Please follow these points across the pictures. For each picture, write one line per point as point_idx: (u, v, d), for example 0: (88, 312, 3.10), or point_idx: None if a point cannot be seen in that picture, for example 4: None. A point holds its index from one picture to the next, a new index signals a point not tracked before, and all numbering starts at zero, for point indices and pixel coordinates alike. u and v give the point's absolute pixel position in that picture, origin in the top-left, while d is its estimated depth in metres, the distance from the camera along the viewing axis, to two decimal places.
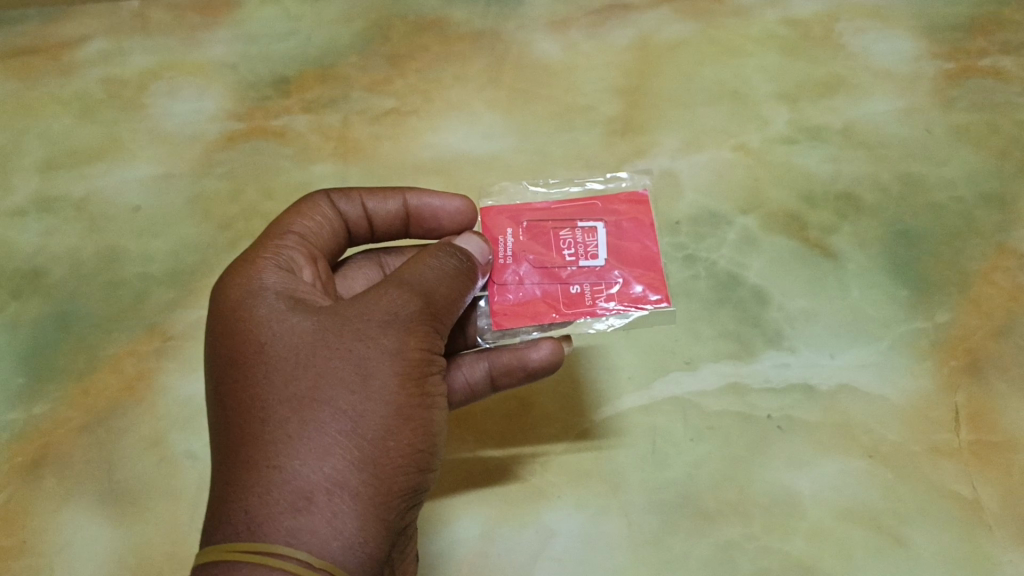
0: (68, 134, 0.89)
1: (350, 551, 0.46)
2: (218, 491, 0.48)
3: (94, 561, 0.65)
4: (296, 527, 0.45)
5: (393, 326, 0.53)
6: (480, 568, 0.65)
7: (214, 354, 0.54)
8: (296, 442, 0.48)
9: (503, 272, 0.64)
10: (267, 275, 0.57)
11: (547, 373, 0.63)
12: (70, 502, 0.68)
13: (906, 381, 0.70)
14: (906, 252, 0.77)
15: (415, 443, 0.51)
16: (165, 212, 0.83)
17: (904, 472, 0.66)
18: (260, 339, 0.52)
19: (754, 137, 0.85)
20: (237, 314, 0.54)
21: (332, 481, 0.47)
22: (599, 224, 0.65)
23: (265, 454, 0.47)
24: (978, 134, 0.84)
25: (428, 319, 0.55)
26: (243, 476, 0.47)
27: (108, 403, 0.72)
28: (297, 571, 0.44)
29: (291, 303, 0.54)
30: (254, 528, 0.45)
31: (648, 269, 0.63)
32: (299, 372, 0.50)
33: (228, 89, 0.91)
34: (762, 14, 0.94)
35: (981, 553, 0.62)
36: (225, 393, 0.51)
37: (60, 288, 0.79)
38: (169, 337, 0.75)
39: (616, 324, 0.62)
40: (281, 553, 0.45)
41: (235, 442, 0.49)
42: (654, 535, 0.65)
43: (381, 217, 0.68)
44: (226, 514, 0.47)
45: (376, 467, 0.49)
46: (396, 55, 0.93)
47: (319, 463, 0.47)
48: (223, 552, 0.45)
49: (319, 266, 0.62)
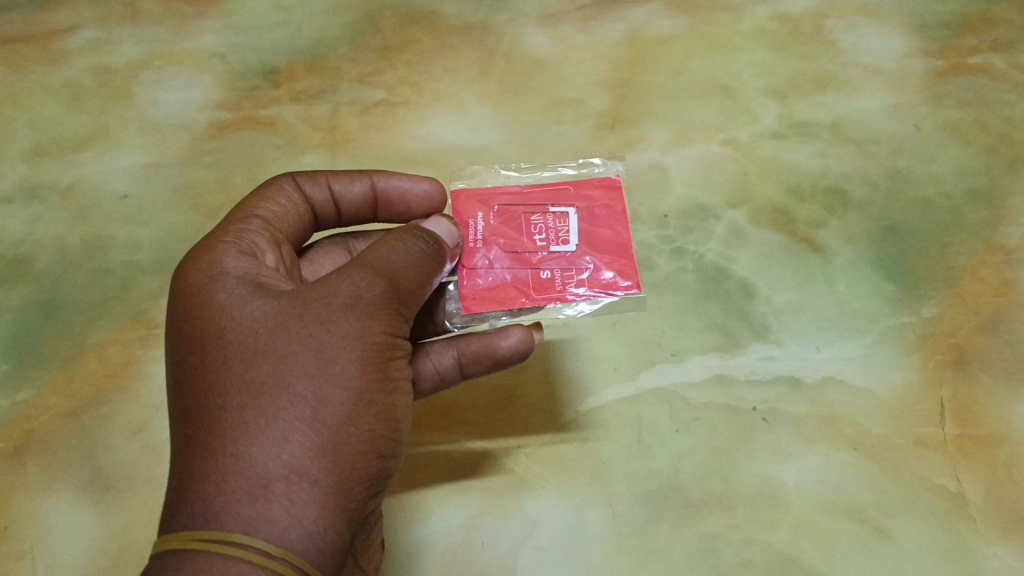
0: (56, 121, 0.89)
1: (308, 538, 0.46)
2: (177, 478, 0.48)
3: (75, 548, 0.65)
4: (252, 516, 0.45)
5: (355, 309, 0.52)
6: (463, 557, 0.65)
7: (174, 340, 0.53)
8: (253, 429, 0.47)
9: (473, 256, 0.64)
10: (229, 261, 0.56)
11: (516, 360, 0.63)
12: (53, 489, 0.67)
13: (891, 374, 0.70)
14: (892, 247, 0.77)
15: (377, 429, 0.51)
16: (153, 200, 0.83)
17: (889, 465, 0.66)
18: (220, 325, 0.52)
19: (743, 132, 0.85)
20: (198, 299, 0.54)
21: (290, 468, 0.47)
22: (570, 210, 0.66)
23: (223, 442, 0.47)
24: (967, 131, 0.84)
25: (393, 302, 0.54)
26: (201, 463, 0.47)
27: (93, 389, 0.72)
28: (254, 559, 0.45)
29: (252, 288, 0.54)
30: (210, 517, 0.46)
31: (619, 256, 0.64)
32: (258, 359, 0.50)
33: (217, 79, 0.91)
34: (753, 10, 0.94)
35: (966, 547, 0.63)
36: (185, 380, 0.51)
37: (46, 275, 0.79)
38: (153, 325, 0.75)
39: (586, 309, 0.63)
40: (237, 542, 0.45)
41: (193, 429, 0.49)
42: (638, 526, 0.65)
43: (347, 200, 0.67)
44: (184, 502, 0.47)
45: (337, 454, 0.48)
46: (386, 47, 0.93)
47: (276, 451, 0.47)
48: (179, 541, 0.46)
49: (283, 250, 0.62)
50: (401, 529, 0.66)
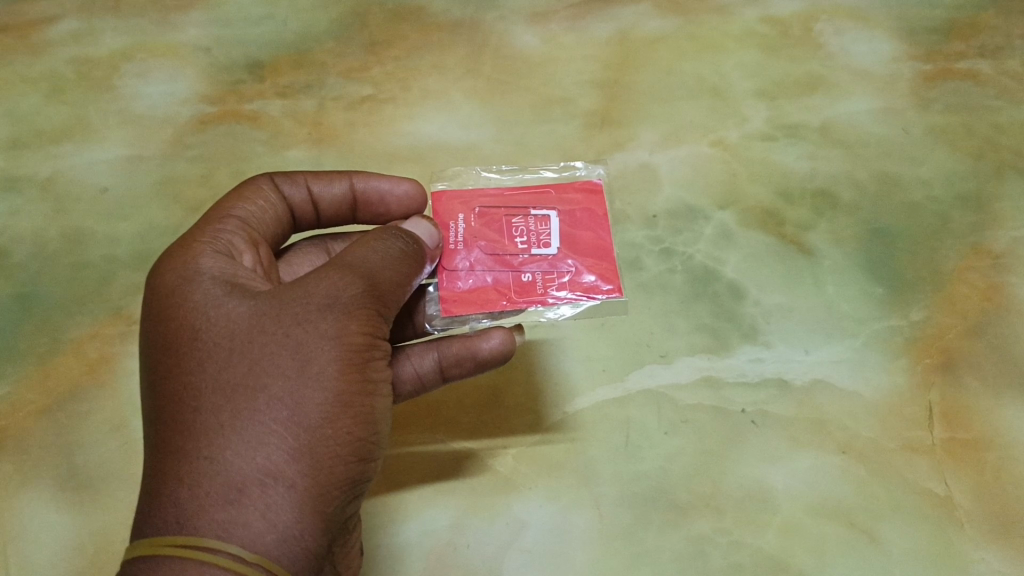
0: (35, 112, 0.87)
1: (284, 543, 0.45)
2: (149, 483, 0.46)
3: (50, 548, 0.63)
4: (227, 520, 0.44)
5: (333, 310, 0.50)
6: (449, 559, 0.63)
7: (146, 339, 0.51)
8: (228, 432, 0.46)
9: (453, 258, 0.63)
10: (204, 260, 0.54)
11: (497, 363, 0.61)
12: (28, 487, 0.66)
13: (880, 377, 0.70)
14: (880, 250, 0.77)
15: (356, 432, 0.49)
16: (134, 194, 0.81)
17: (878, 468, 0.66)
18: (194, 325, 0.50)
19: (732, 133, 0.85)
20: (172, 298, 0.52)
21: (266, 471, 0.45)
22: (551, 213, 0.65)
23: (196, 444, 0.46)
24: (954, 135, 0.84)
25: (372, 302, 0.52)
26: (173, 467, 0.46)
27: (72, 385, 0.70)
28: (228, 565, 0.43)
29: (228, 288, 0.52)
30: (183, 521, 0.44)
31: (601, 259, 0.63)
32: (234, 359, 0.48)
33: (201, 72, 0.89)
34: (742, 12, 0.94)
35: (954, 551, 0.62)
36: (157, 381, 0.49)
37: (23, 268, 0.77)
38: (134, 321, 0.74)
39: (567, 313, 0.62)
40: (211, 547, 0.43)
41: (165, 432, 0.47)
42: (626, 528, 0.64)
43: (327, 201, 0.66)
44: (155, 506, 0.45)
45: (314, 457, 0.47)
46: (373, 43, 0.92)
47: (251, 453, 0.45)
48: (151, 547, 0.44)
49: (262, 250, 0.60)
50: (386, 531, 0.65)
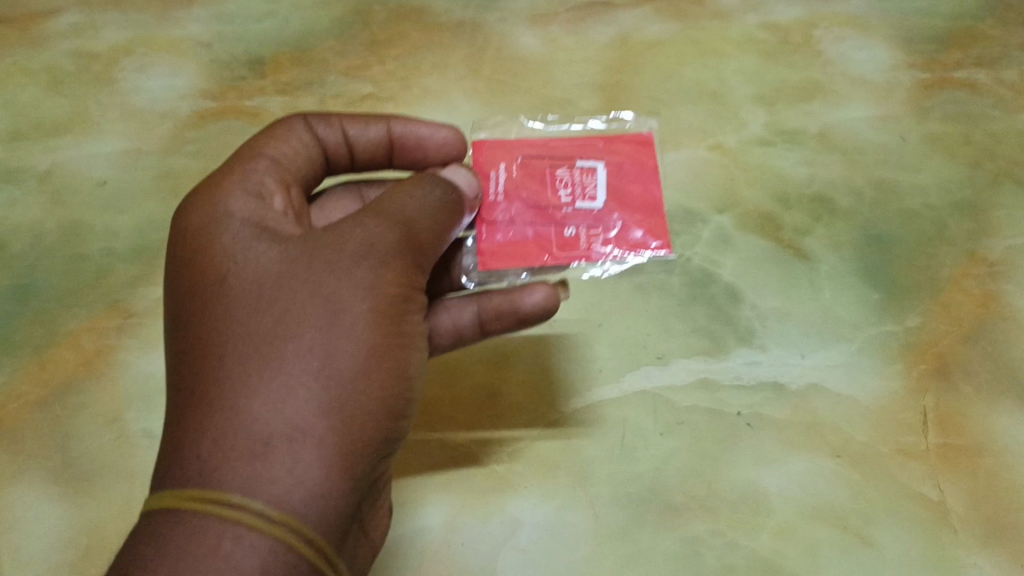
0: (34, 104, 0.87)
1: (313, 502, 0.45)
2: (173, 431, 0.47)
3: (42, 540, 0.63)
4: (254, 474, 0.44)
5: (366, 258, 0.51)
6: (443, 557, 0.63)
7: (174, 287, 0.52)
8: (257, 382, 0.46)
9: (494, 210, 0.65)
10: (233, 205, 0.54)
11: (539, 319, 0.61)
12: (21, 478, 0.66)
13: (875, 382, 0.70)
14: (877, 256, 0.77)
15: (389, 387, 0.49)
16: (132, 187, 0.81)
17: (872, 473, 0.66)
18: (223, 272, 0.51)
19: (731, 138, 0.85)
20: (200, 242, 0.53)
21: (295, 425, 0.45)
22: (598, 165, 0.67)
23: (224, 394, 0.46)
24: (952, 144, 0.84)
25: (406, 252, 0.53)
26: (200, 416, 0.46)
27: (66, 377, 0.70)
28: (255, 523, 0.43)
29: (257, 233, 0.53)
30: (206, 475, 0.44)
31: (648, 215, 0.66)
32: (262, 309, 0.48)
33: (202, 68, 0.90)
34: (743, 18, 0.94)
35: (947, 555, 0.63)
36: (184, 329, 0.50)
37: (20, 260, 0.77)
38: (131, 314, 0.73)
39: (612, 268, 0.65)
40: (236, 504, 0.43)
41: (192, 379, 0.48)
42: (620, 529, 0.64)
43: (362, 145, 0.66)
44: (180, 457, 0.45)
45: (346, 411, 0.47)
46: (374, 41, 0.92)
47: (279, 405, 0.45)
48: (174, 499, 0.44)
49: (291, 190, 0.60)
50: None
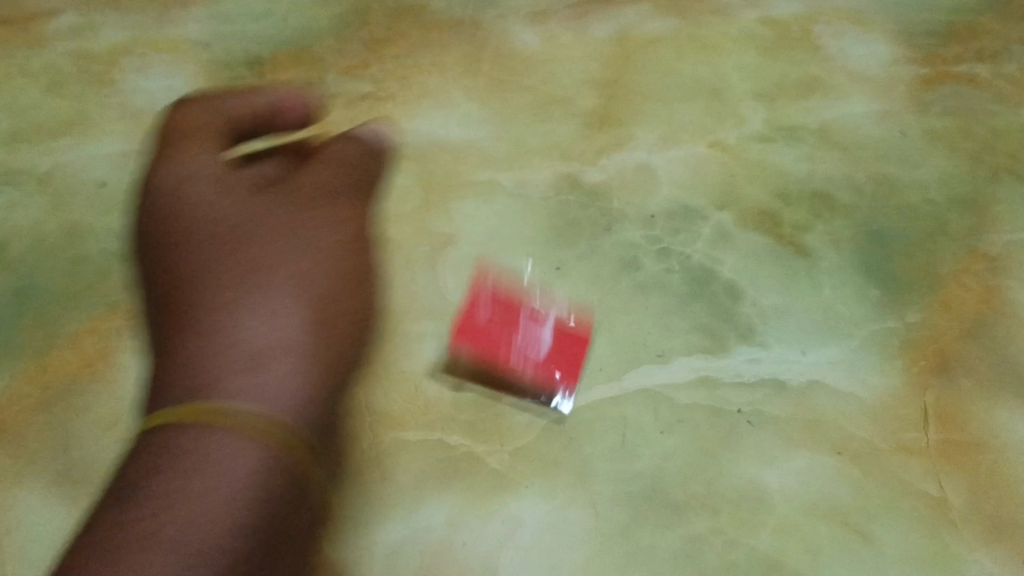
0: (33, 105, 0.87)
1: (297, 408, 0.50)
2: (158, 373, 0.52)
3: (49, 543, 0.64)
4: (245, 384, 0.49)
5: (333, 196, 0.58)
6: (445, 557, 0.63)
7: (151, 245, 0.57)
8: (241, 308, 0.52)
9: None
10: (203, 158, 0.58)
11: None
12: (26, 482, 0.66)
13: (876, 379, 0.70)
14: (877, 252, 0.77)
15: (353, 310, 0.56)
16: (133, 188, 0.81)
17: (872, 469, 0.66)
18: (192, 223, 0.56)
19: (730, 134, 0.85)
20: (171, 200, 0.57)
21: (278, 340, 0.51)
22: None
23: (207, 320, 0.52)
24: (952, 139, 0.84)
25: (360, 192, 0.60)
26: (184, 347, 0.51)
27: (68, 381, 0.70)
28: (244, 420, 0.48)
29: (223, 179, 0.57)
30: (196, 391, 0.49)
31: None
32: (240, 248, 0.55)
33: (201, 68, 0.90)
34: (742, 12, 0.94)
35: (947, 553, 0.63)
36: (168, 276, 0.55)
37: (21, 263, 0.77)
38: (132, 315, 0.74)
39: None
40: (229, 409, 0.48)
41: (178, 320, 0.53)
42: (620, 527, 0.64)
43: (319, 110, 0.69)
44: (165, 387, 0.50)
45: (323, 326, 0.53)
46: (372, 39, 0.92)
47: (263, 323, 0.52)
48: (162, 418, 0.48)
49: (261, 136, 0.63)
50: (381, 527, 0.65)
